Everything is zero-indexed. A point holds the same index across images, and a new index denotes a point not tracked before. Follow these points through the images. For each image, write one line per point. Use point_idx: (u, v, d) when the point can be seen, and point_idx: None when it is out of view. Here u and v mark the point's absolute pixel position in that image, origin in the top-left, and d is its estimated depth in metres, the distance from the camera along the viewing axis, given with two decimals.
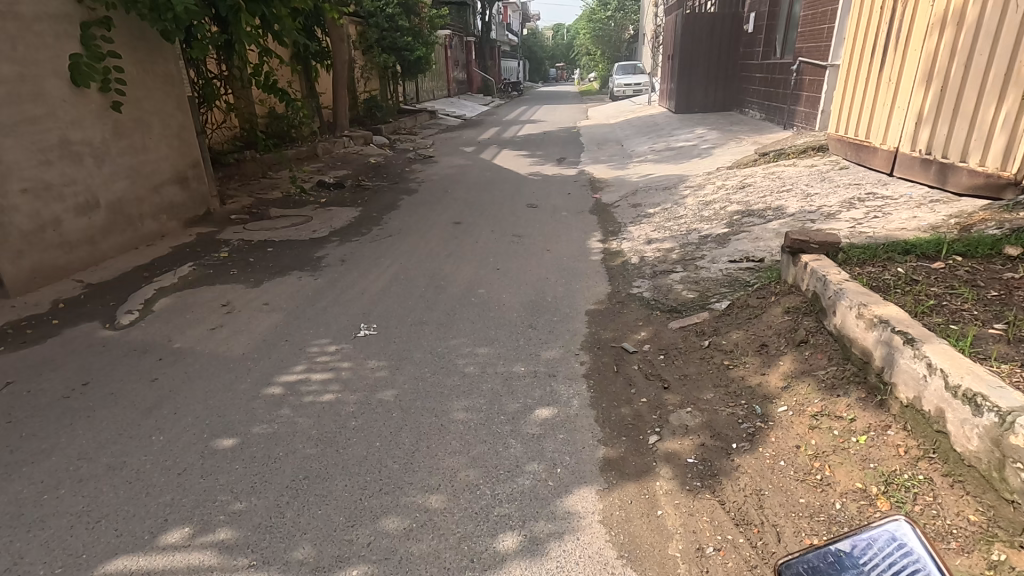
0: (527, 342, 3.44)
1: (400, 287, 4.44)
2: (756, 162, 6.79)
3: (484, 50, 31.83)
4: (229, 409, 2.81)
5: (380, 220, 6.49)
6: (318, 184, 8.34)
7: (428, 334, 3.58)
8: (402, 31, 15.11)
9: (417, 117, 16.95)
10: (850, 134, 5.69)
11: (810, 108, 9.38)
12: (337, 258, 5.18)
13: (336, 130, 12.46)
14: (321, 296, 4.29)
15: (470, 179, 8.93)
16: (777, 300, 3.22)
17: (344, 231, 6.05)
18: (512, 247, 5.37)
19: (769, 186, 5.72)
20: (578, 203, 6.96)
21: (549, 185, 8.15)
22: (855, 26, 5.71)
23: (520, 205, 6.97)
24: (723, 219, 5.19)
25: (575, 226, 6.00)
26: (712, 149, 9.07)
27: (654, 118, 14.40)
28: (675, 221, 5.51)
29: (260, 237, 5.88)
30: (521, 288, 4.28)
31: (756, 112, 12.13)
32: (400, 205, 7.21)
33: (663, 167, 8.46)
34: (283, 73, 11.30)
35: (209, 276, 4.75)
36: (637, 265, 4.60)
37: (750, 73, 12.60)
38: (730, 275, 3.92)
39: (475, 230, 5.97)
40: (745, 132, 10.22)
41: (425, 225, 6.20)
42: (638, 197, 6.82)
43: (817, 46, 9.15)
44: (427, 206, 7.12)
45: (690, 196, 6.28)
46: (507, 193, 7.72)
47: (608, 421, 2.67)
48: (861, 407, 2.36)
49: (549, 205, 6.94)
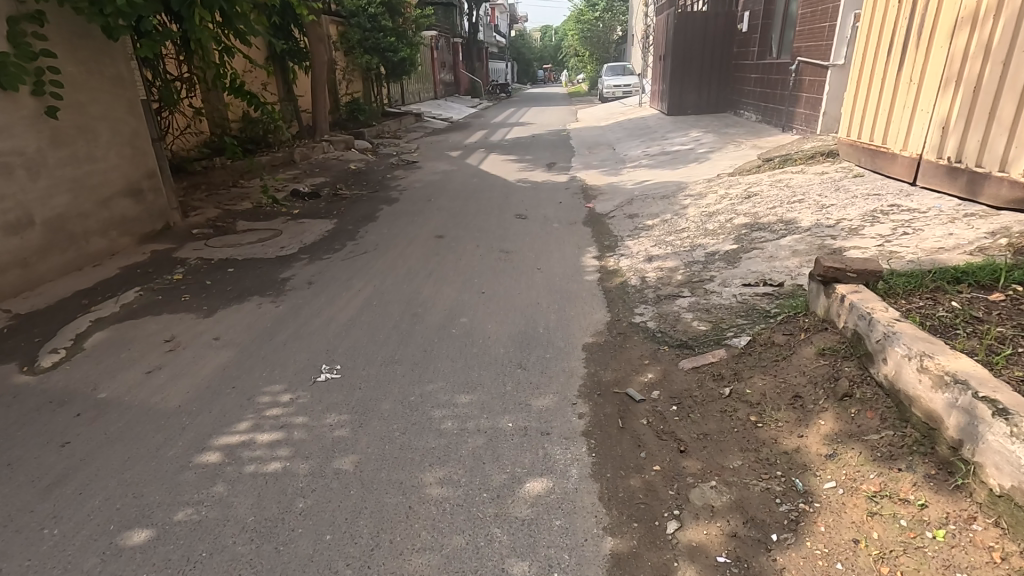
0: (516, 387, 2.94)
1: (372, 314, 3.92)
2: (760, 168, 6.34)
3: (472, 51, 31.33)
4: (148, 487, 2.28)
5: (356, 234, 5.97)
6: (292, 194, 7.79)
7: (400, 378, 3.07)
8: (384, 31, 14.57)
9: (402, 120, 16.40)
10: (865, 139, 5.24)
11: (810, 110, 8.96)
12: (304, 280, 4.65)
13: (315, 134, 11.90)
14: (281, 328, 3.76)
15: (455, 186, 8.41)
16: (808, 339, 2.75)
17: (314, 247, 5.51)
18: (499, 264, 4.86)
19: (778, 196, 5.27)
20: (570, 213, 6.47)
21: (539, 193, 7.66)
22: (867, 25, 5.28)
23: (508, 216, 6.47)
24: (730, 233, 4.72)
25: (568, 240, 5.51)
26: (710, 153, 8.63)
27: (646, 120, 13.96)
28: (677, 235, 5.04)
29: (221, 254, 5.33)
30: (509, 317, 3.78)
31: (752, 114, 11.72)
32: (379, 217, 6.68)
33: (659, 173, 8.00)
34: (257, 75, 10.73)
35: (157, 304, 4.21)
36: (638, 288, 4.12)
37: (745, 74, 12.18)
38: (746, 303, 3.44)
39: (458, 245, 5.46)
40: (742, 135, 9.79)
41: (405, 239, 5.69)
42: (635, 206, 6.34)
43: (817, 45, 8.74)
44: (407, 217, 6.60)
45: (691, 206, 5.81)
46: (494, 202, 7.21)
47: (614, 499, 2.17)
48: (932, 489, 1.89)
49: (539, 216, 6.45)
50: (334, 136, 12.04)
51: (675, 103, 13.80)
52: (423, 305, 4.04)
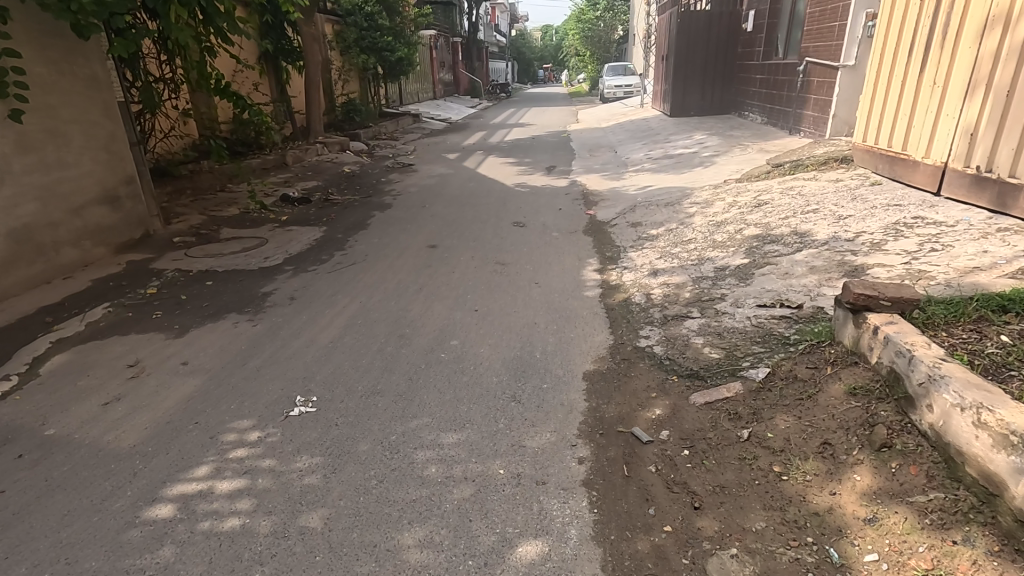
0: (508, 425, 2.65)
1: (355, 336, 3.62)
2: (769, 174, 6.04)
3: (471, 50, 31.04)
4: (85, 550, 1.99)
5: (345, 243, 5.68)
6: (282, 199, 7.50)
7: (381, 413, 2.78)
8: (381, 30, 14.26)
9: (399, 121, 16.10)
10: (884, 145, 4.94)
11: (819, 113, 8.67)
12: (286, 294, 4.36)
13: (309, 136, 11.61)
14: (256, 351, 3.47)
15: (451, 191, 8.12)
16: (836, 374, 2.45)
17: (300, 258, 5.22)
18: (493, 278, 4.57)
19: (790, 205, 4.97)
20: (570, 221, 6.18)
21: (538, 198, 7.36)
22: (884, 26, 4.99)
23: (505, 224, 6.18)
24: (740, 246, 4.43)
25: (568, 251, 5.22)
26: (715, 157, 8.34)
27: (648, 122, 13.68)
28: (683, 247, 4.75)
29: (201, 265, 5.05)
30: (503, 339, 3.49)
31: (756, 116, 11.44)
32: (370, 224, 6.39)
33: (662, 178, 7.71)
34: (249, 74, 10.45)
35: (126, 322, 3.93)
36: (643, 306, 3.82)
37: (750, 74, 11.89)
38: (762, 327, 3.14)
39: (452, 256, 5.17)
40: (748, 137, 9.50)
41: (396, 250, 5.40)
42: (638, 214, 6.04)
43: (826, 45, 8.44)
44: (400, 225, 6.31)
45: (698, 214, 5.52)
46: (491, 208, 6.92)
47: (619, 569, 1.88)
48: (997, 570, 1.59)
49: (537, 224, 6.15)
50: (328, 137, 11.75)
51: (678, 105, 13.51)
52: (411, 325, 3.75)
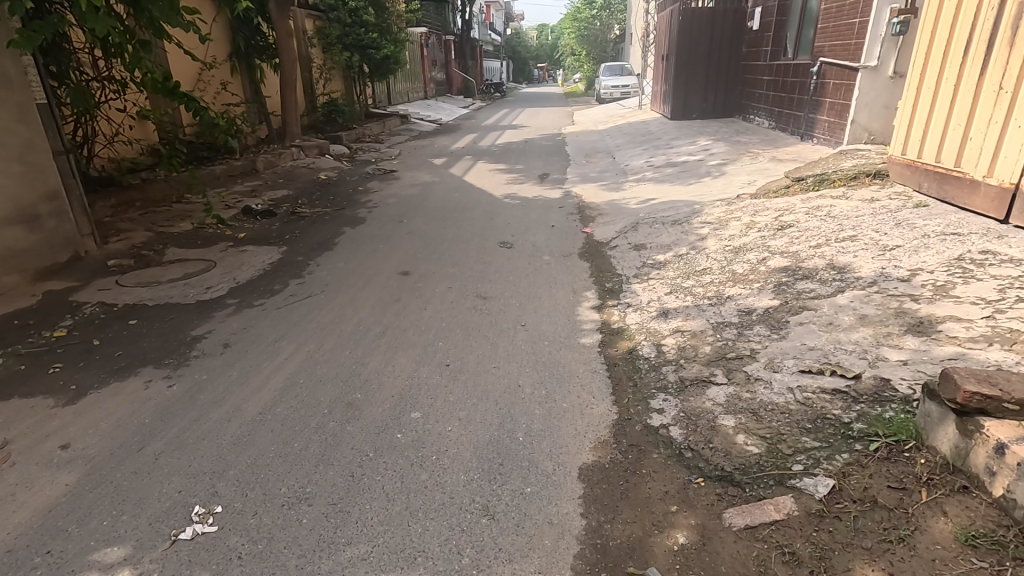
0: (475, 562, 1.92)
1: (294, 404, 2.89)
2: (790, 189, 5.33)
3: (465, 49, 30.27)
4: None
5: (304, 268, 4.93)
6: (244, 212, 6.75)
7: (304, 538, 2.04)
8: (367, 26, 13.49)
9: (386, 122, 15.33)
10: (930, 161, 4.23)
11: (836, 118, 7.98)
12: (220, 340, 3.61)
13: (285, 138, 10.84)
14: (162, 426, 2.72)
15: (434, 202, 7.39)
16: (938, 506, 1.78)
17: (248, 287, 4.48)
18: (472, 317, 3.85)
19: (821, 228, 4.25)
20: (564, 242, 5.45)
21: (529, 212, 6.64)
22: (930, 22, 4.26)
23: (490, 244, 5.45)
24: (766, 281, 3.71)
25: (561, 280, 4.48)
26: (723, 165, 7.64)
27: (648, 125, 12.99)
28: (697, 281, 4.03)
29: (130, 298, 4.29)
30: (479, 411, 2.77)
31: (764, 120, 10.76)
32: (337, 244, 5.64)
33: (666, 190, 7.00)
34: (219, 72, 9.67)
35: (14, 379, 3.18)
36: (652, 363, 3.09)
37: (756, 75, 11.20)
38: (811, 407, 2.41)
39: (426, 286, 4.43)
40: (757, 144, 8.81)
41: (362, 278, 4.65)
42: (641, 235, 5.33)
43: (846, 45, 7.73)
44: (371, 245, 5.56)
45: (710, 237, 4.80)
46: (475, 224, 6.19)
47: None
48: None
49: (527, 244, 5.42)
50: (306, 140, 10.99)
51: (679, 107, 12.82)
52: (365, 388, 3.01)
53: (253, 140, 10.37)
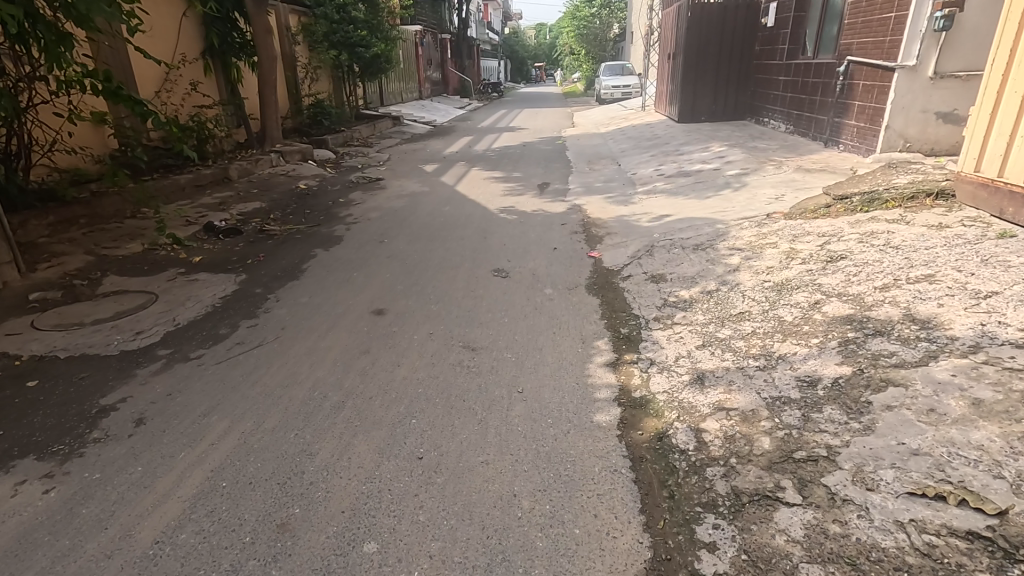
0: None
1: (206, 527, 2.10)
2: (832, 209, 4.58)
3: (461, 49, 29.53)
4: None
5: (260, 304, 4.15)
6: (205, 230, 5.97)
7: None
8: (356, 23, 12.73)
9: (377, 124, 14.57)
10: (1016, 181, 3.47)
11: (867, 123, 7.21)
12: (132, 414, 2.83)
13: (264, 142, 10.07)
14: (12, 569, 1.94)
15: (422, 217, 6.61)
16: None
17: (188, 331, 3.70)
18: (456, 380, 3.07)
19: (882, 262, 3.50)
20: (568, 270, 4.68)
21: (528, 230, 5.87)
22: (1017, 14, 3.46)
23: (482, 272, 4.68)
24: (826, 336, 2.95)
25: (566, 323, 3.71)
26: (743, 175, 6.87)
27: (654, 127, 12.24)
28: (736, 331, 3.26)
29: (39, 346, 3.52)
30: (457, 544, 1.99)
31: (780, 124, 10.01)
32: (305, 270, 4.86)
33: (681, 204, 6.24)
34: (190, 71, 8.91)
35: None
36: (693, 462, 2.32)
37: (771, 75, 10.45)
38: (941, 565, 1.65)
39: (402, 331, 3.65)
40: (777, 150, 8.07)
41: (327, 320, 3.87)
42: (658, 263, 4.56)
43: (879, 42, 6.97)
44: (343, 273, 4.79)
45: (744, 269, 4.04)
46: (466, 245, 5.42)
47: None
48: None
49: (525, 273, 4.65)
50: (288, 145, 10.23)
51: (688, 109, 12.05)
52: (306, 498, 2.23)
53: (228, 145, 9.60)
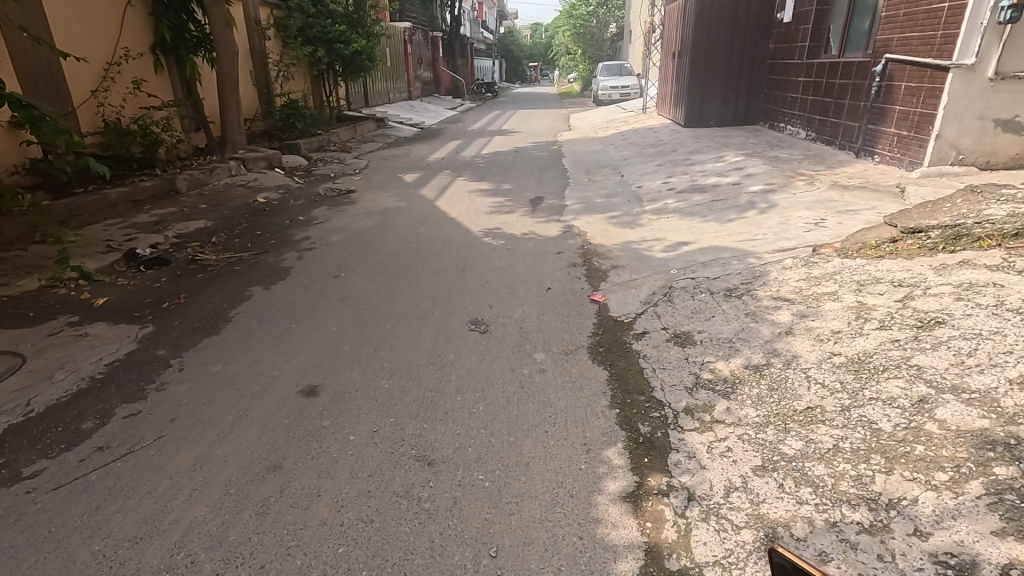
0: None
1: None
2: (904, 246, 3.59)
3: (454, 47, 28.56)
4: None
5: (155, 376, 3.11)
6: (125, 260, 4.94)
7: None
8: (334, 17, 11.85)
9: (358, 126, 13.54)
10: None
11: (910, 131, 6.22)
12: None
13: (225, 148, 9.04)
14: None
15: (391, 240, 5.57)
16: None
17: (38, 426, 2.66)
18: (397, 528, 2.04)
19: (1006, 336, 2.50)
20: (565, 323, 3.67)
21: (517, 261, 4.85)
22: None
23: (456, 326, 3.66)
24: (961, 470, 1.93)
25: (563, 414, 2.69)
26: (770, 192, 5.87)
27: (658, 132, 11.25)
28: (808, 446, 2.25)
29: None
30: None
31: (800, 130, 9.02)
32: (232, 319, 3.83)
33: (699, 228, 5.23)
34: (136, 68, 7.89)
35: None
36: None
37: (789, 76, 9.48)
38: None
39: (335, 430, 2.61)
40: (802, 162, 7.08)
41: (238, 404, 2.83)
42: (682, 317, 3.55)
43: (927, 36, 5.97)
44: (279, 324, 3.75)
45: (799, 333, 3.03)
46: (440, 282, 4.39)
47: None
48: None
49: (511, 327, 3.62)
50: (253, 151, 9.21)
51: (695, 111, 11.04)
52: None
53: (182, 151, 8.55)
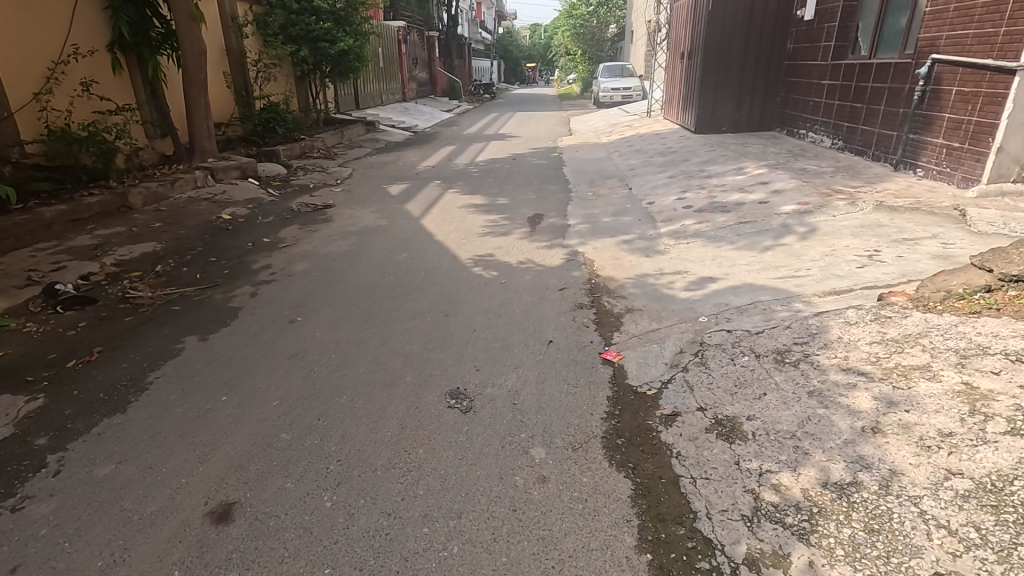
0: None
1: None
2: (1007, 300, 2.84)
3: (450, 47, 27.77)
4: None
5: (20, 484, 2.30)
6: (42, 296, 4.12)
7: None
8: (319, 14, 11.00)
9: (346, 130, 12.72)
10: None
11: (963, 142, 5.44)
12: None
13: (193, 155, 8.21)
14: None
15: (365, 270, 4.75)
16: None
17: None
18: None
19: None
20: (572, 396, 2.86)
21: (512, 301, 4.03)
22: None
23: (431, 401, 2.84)
24: None
25: (573, 565, 1.89)
26: (806, 214, 5.07)
27: (666, 138, 10.45)
28: None
29: None
30: None
31: (824, 138, 8.22)
32: (150, 386, 3.02)
33: (729, 259, 4.43)
34: (89, 67, 7.09)
35: None
36: None
37: (810, 78, 8.70)
38: None
39: None
40: (836, 175, 6.28)
41: (116, 540, 2.03)
42: (723, 393, 2.74)
43: (987, 34, 5.19)
44: (207, 395, 2.94)
45: (891, 431, 2.22)
46: (417, 331, 3.58)
47: None
48: None
49: (502, 403, 2.81)
50: (224, 159, 8.38)
51: (706, 116, 10.25)
52: None
53: (144, 160, 7.73)
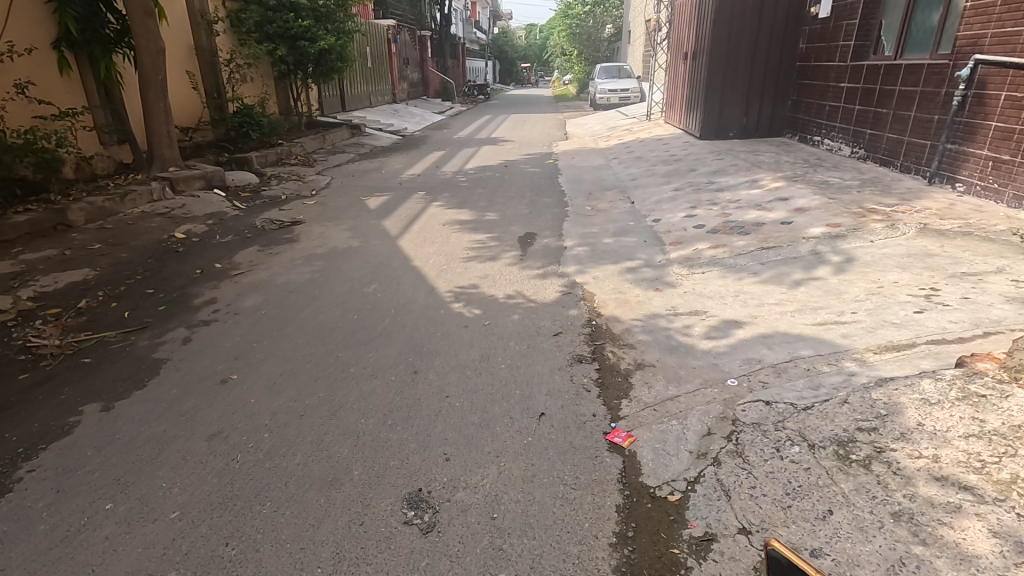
0: None
1: None
2: None
3: (444, 47, 27.03)
4: None
5: None
6: None
7: None
8: (297, 10, 10.26)
9: (328, 134, 11.97)
10: None
11: (1014, 155, 4.78)
12: None
13: (152, 164, 7.42)
14: None
15: (324, 306, 4.03)
16: None
17: None
18: None
19: None
20: (570, 506, 2.15)
21: (495, 352, 3.31)
22: None
23: (381, 514, 2.13)
24: None
25: None
26: (839, 238, 4.38)
27: (669, 144, 9.77)
28: None
29: None
30: None
31: (842, 145, 7.56)
32: (15, 488, 2.29)
33: (754, 297, 3.73)
34: (28, 67, 6.35)
35: None
36: None
37: (825, 80, 8.04)
38: None
39: None
40: (865, 190, 5.60)
41: None
42: (773, 507, 2.03)
43: None
44: (86, 502, 2.21)
45: None
46: (376, 399, 2.86)
47: None
48: None
49: (475, 517, 2.10)
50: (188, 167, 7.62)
51: (712, 121, 9.56)
52: None
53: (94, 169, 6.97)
